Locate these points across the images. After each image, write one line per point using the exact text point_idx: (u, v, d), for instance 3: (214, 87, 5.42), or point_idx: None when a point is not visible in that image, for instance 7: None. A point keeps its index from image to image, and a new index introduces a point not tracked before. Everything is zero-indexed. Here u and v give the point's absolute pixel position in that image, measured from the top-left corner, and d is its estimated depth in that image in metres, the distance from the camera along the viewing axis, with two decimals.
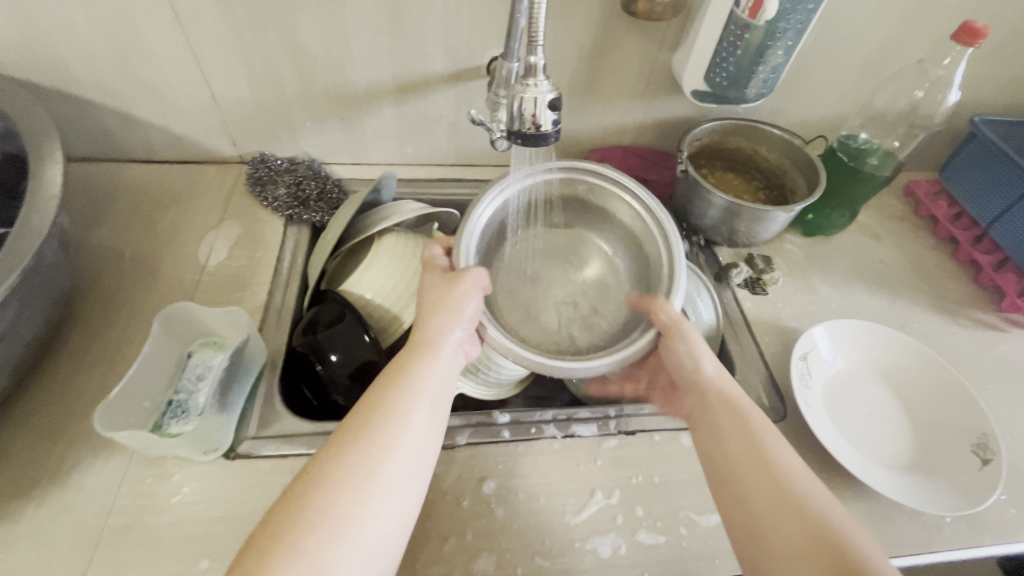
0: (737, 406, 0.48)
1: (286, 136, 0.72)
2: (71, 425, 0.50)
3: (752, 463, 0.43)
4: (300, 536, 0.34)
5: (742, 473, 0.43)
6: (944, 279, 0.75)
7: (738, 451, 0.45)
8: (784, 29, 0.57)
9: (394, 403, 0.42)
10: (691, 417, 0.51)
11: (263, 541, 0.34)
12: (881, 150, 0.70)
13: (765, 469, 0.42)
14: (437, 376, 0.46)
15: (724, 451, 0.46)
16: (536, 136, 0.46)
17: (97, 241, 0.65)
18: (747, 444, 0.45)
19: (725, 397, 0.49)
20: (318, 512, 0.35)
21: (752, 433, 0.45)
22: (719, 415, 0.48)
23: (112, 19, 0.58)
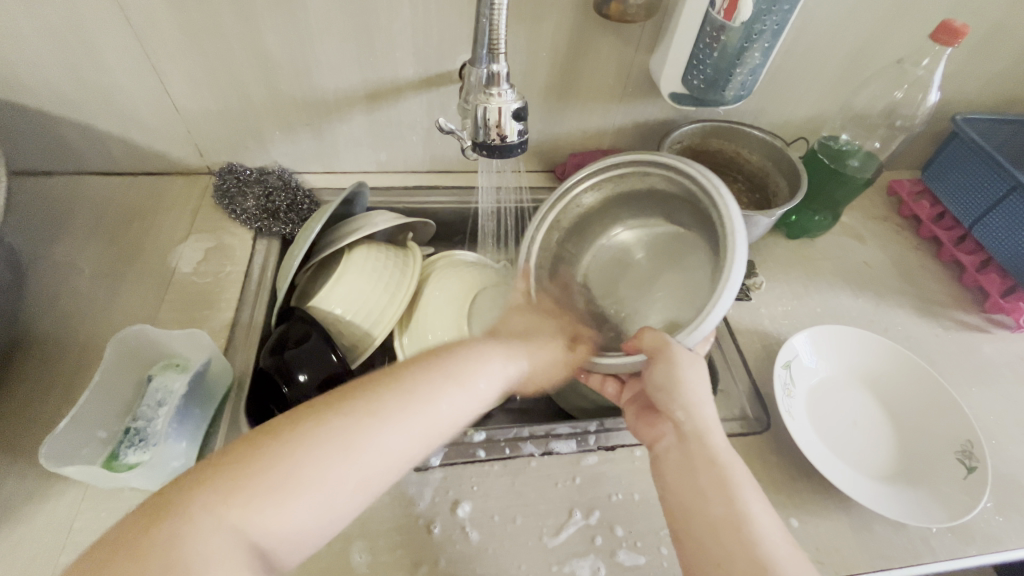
0: (719, 460, 0.42)
1: (255, 145, 0.69)
2: (22, 457, 0.48)
3: (726, 536, 0.38)
4: (271, 467, 0.33)
5: (713, 547, 0.38)
6: (928, 280, 0.74)
7: (709, 516, 0.40)
8: (760, 30, 0.55)
9: (421, 382, 0.40)
10: (657, 448, 0.46)
11: (242, 453, 0.33)
12: (862, 151, 0.69)
13: (740, 545, 0.38)
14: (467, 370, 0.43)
15: (695, 514, 0.40)
16: (501, 148, 0.45)
17: (55, 258, 0.62)
18: (724, 513, 0.39)
19: (709, 450, 0.43)
20: (299, 451, 0.34)
21: (732, 501, 0.40)
22: (696, 467, 0.42)
23: (61, 28, 0.55)
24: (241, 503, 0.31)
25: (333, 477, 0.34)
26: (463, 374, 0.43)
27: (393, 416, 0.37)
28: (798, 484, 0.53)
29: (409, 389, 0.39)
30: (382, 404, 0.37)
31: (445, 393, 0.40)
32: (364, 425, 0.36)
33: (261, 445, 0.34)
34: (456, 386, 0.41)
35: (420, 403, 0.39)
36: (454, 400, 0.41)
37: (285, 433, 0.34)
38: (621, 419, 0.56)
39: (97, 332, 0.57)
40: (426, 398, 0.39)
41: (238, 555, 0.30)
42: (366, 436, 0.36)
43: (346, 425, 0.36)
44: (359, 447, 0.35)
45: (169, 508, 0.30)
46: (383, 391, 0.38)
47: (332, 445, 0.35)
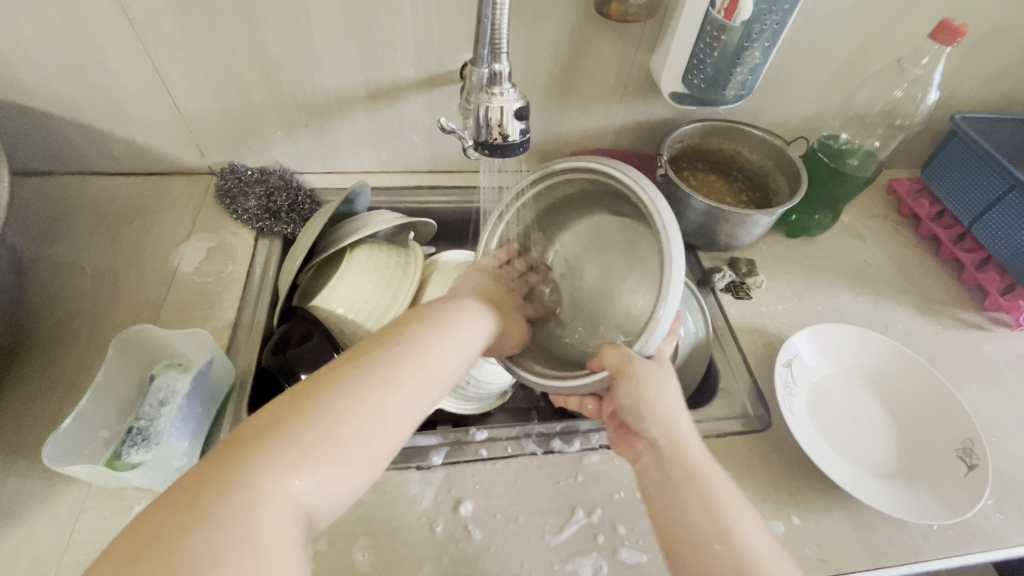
0: (697, 469, 0.42)
1: (256, 145, 0.69)
2: (25, 456, 0.48)
3: (713, 546, 0.38)
4: (299, 429, 0.34)
5: (701, 557, 0.38)
6: (928, 278, 0.74)
7: (694, 524, 0.39)
8: (761, 29, 0.56)
9: (420, 342, 0.43)
10: (640, 466, 0.45)
11: (267, 424, 0.35)
12: (862, 150, 0.70)
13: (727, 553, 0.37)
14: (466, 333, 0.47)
15: (680, 525, 0.40)
16: (504, 147, 0.45)
17: (57, 258, 0.62)
18: (708, 521, 0.39)
19: (687, 457, 0.43)
20: (323, 411, 0.36)
21: (715, 508, 0.40)
22: (676, 477, 0.42)
23: (63, 29, 0.55)
24: (278, 471, 0.33)
25: (362, 439, 0.36)
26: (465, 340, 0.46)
27: (412, 378, 0.40)
28: (799, 482, 0.53)
29: (411, 348, 0.42)
30: (390, 362, 0.40)
31: (443, 348, 0.44)
32: (387, 385, 0.39)
33: (289, 415, 0.35)
34: (461, 348, 0.45)
35: (422, 358, 0.42)
36: (451, 355, 0.44)
37: (312, 398, 0.36)
38: None
39: (99, 331, 0.57)
40: (435, 357, 0.43)
41: (283, 517, 0.32)
42: (389, 393, 0.38)
43: (365, 393, 0.37)
44: (384, 408, 0.38)
45: (203, 488, 0.31)
46: (397, 355, 0.41)
47: (351, 402, 0.37)
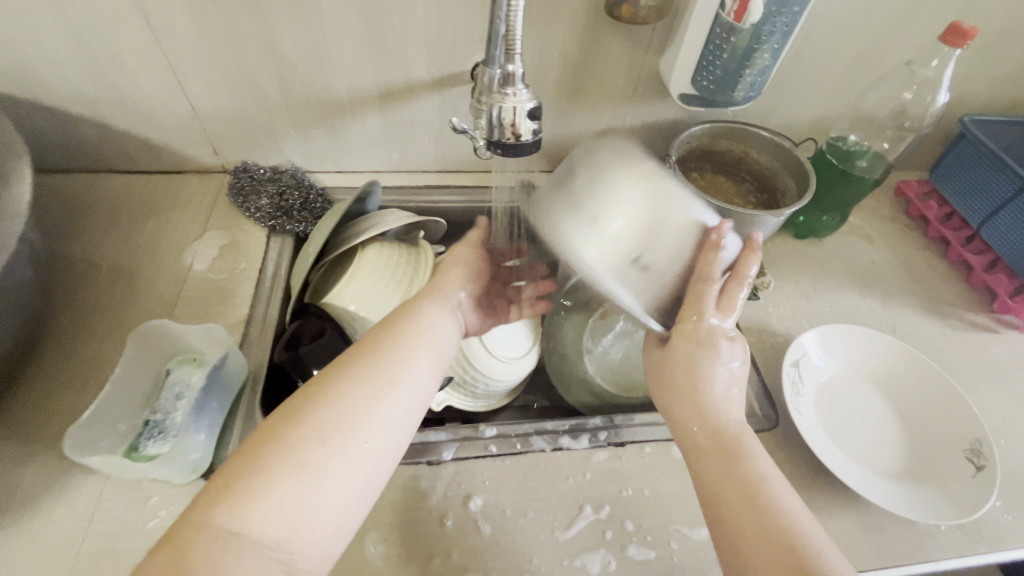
0: (730, 437, 0.42)
1: (269, 144, 0.70)
2: (45, 448, 0.49)
3: (747, 511, 0.38)
4: (265, 469, 0.35)
5: (736, 524, 0.37)
6: (936, 280, 0.74)
7: (731, 493, 0.39)
8: (769, 32, 0.56)
9: (387, 359, 0.43)
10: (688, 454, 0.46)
11: (235, 468, 0.35)
12: (870, 152, 0.70)
13: (761, 518, 0.37)
14: (427, 334, 0.46)
15: (717, 497, 0.39)
16: (515, 146, 0.46)
17: (74, 255, 0.63)
18: (742, 488, 0.39)
19: (716, 429, 0.43)
20: (287, 448, 0.36)
21: (747, 477, 0.40)
22: (706, 449, 0.42)
23: (83, 29, 0.56)
24: (249, 518, 0.33)
25: (332, 464, 0.37)
26: (431, 338, 0.46)
27: (373, 395, 0.40)
28: (807, 482, 0.54)
29: (379, 369, 0.42)
30: (356, 387, 0.40)
31: (413, 363, 0.44)
32: (344, 410, 0.39)
33: (247, 465, 0.35)
34: (421, 349, 0.45)
35: (391, 377, 0.42)
36: (422, 367, 0.44)
37: (270, 443, 0.36)
38: (631, 415, 0.57)
39: (116, 326, 0.58)
40: (397, 368, 0.43)
41: (257, 558, 0.32)
42: (345, 414, 0.39)
43: (332, 421, 0.38)
44: (347, 432, 0.38)
45: (179, 539, 0.32)
46: (352, 376, 0.41)
47: (316, 436, 0.37)
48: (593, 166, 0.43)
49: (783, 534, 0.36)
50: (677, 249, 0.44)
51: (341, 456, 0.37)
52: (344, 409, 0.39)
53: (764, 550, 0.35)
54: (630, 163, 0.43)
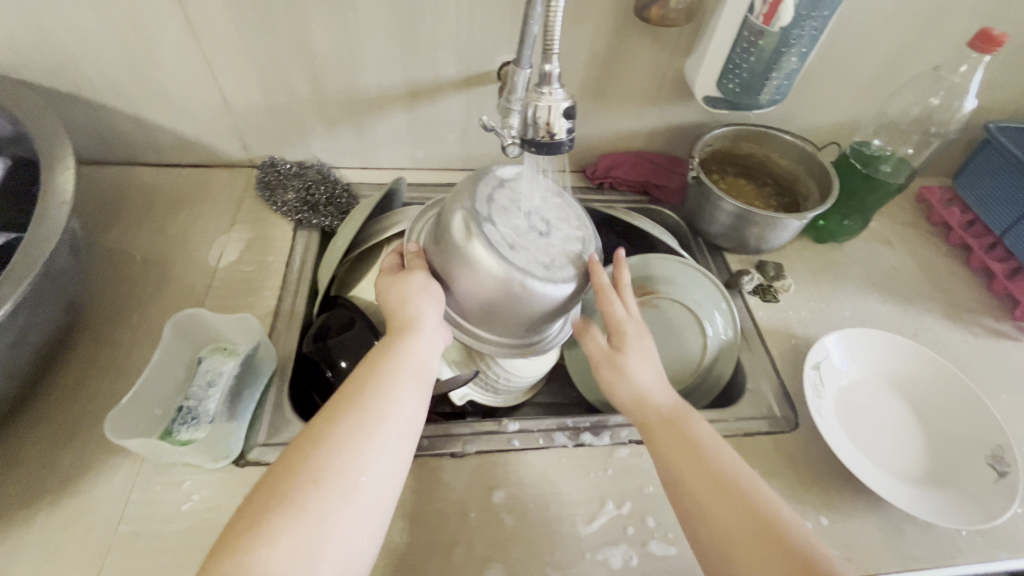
0: (678, 419, 0.44)
1: (297, 140, 0.72)
2: (82, 431, 0.50)
3: (713, 492, 0.39)
4: (267, 522, 0.32)
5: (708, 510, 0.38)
6: (957, 286, 0.74)
7: (695, 477, 0.40)
8: (798, 35, 0.56)
9: (379, 394, 0.40)
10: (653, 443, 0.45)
11: (236, 530, 0.32)
12: (895, 157, 0.70)
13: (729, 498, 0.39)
14: (413, 362, 0.43)
15: (684, 482, 0.40)
16: (549, 145, 0.45)
17: (107, 244, 0.65)
18: (706, 469, 0.40)
19: (663, 411, 0.45)
20: (287, 498, 0.33)
21: (708, 458, 0.41)
22: (662, 433, 0.44)
23: (125, 24, 0.58)
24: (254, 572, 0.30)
25: (334, 504, 0.34)
26: (418, 368, 0.43)
27: (366, 432, 0.37)
28: (827, 484, 0.54)
29: (370, 406, 0.39)
30: (351, 426, 0.37)
31: (404, 393, 0.41)
32: (338, 451, 0.36)
33: (246, 520, 0.32)
34: (408, 375, 0.42)
35: (384, 411, 0.39)
36: (413, 397, 0.41)
37: (265, 496, 0.33)
38: None
39: (149, 315, 0.59)
40: (385, 399, 0.39)
41: None
42: (341, 453, 0.36)
43: (331, 464, 0.35)
44: (345, 475, 0.35)
45: None
46: (338, 416, 0.38)
47: (314, 481, 0.34)
48: (467, 270, 0.46)
49: (751, 511, 0.38)
50: (549, 318, 0.50)
51: (343, 495, 0.34)
52: (338, 450, 0.36)
53: (738, 532, 0.37)
54: (498, 270, 0.45)
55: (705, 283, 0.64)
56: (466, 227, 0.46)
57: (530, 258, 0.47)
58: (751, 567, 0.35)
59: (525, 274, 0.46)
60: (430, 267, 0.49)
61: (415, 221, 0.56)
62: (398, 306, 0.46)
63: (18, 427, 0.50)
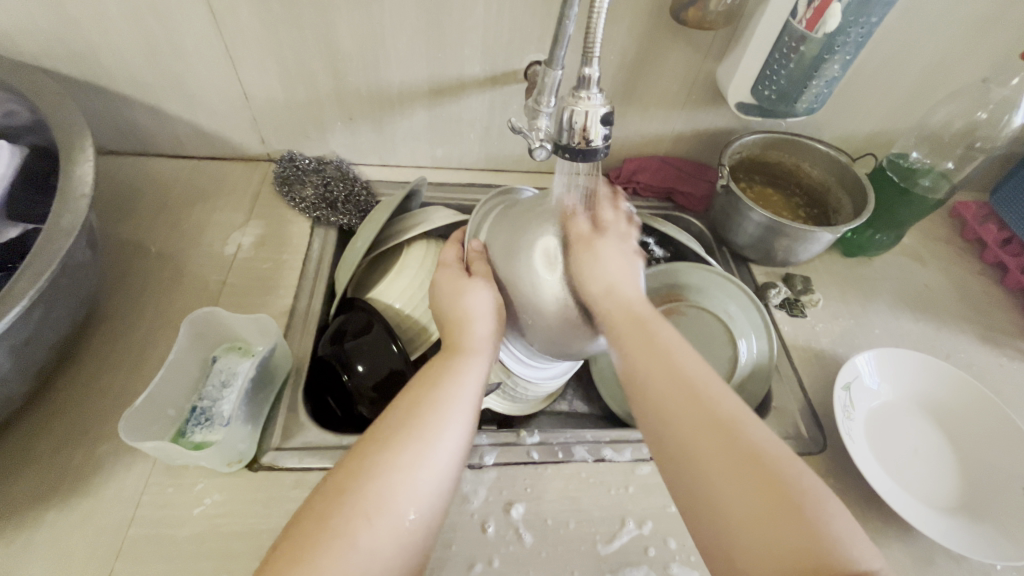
0: (648, 321, 0.43)
1: (316, 135, 0.70)
2: (94, 429, 0.49)
3: (678, 397, 0.38)
4: (312, 545, 0.33)
5: (661, 402, 0.39)
6: (991, 306, 0.71)
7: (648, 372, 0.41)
8: (843, 42, 0.54)
9: (424, 418, 0.39)
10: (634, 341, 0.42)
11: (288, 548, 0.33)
12: (934, 171, 0.68)
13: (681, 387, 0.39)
14: (463, 387, 0.42)
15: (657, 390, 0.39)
16: (584, 152, 0.43)
17: (122, 236, 0.64)
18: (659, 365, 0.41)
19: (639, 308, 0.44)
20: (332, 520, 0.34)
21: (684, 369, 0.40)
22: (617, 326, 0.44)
23: (148, 15, 0.56)
24: None
25: (382, 537, 0.34)
26: (465, 398, 0.42)
27: (407, 458, 0.37)
28: (855, 511, 0.52)
29: (415, 430, 0.38)
30: (393, 449, 0.37)
31: (449, 420, 0.40)
32: (390, 481, 0.36)
33: (296, 547, 0.33)
34: (460, 406, 0.41)
35: (427, 436, 0.38)
36: (457, 423, 0.40)
37: (319, 522, 0.34)
38: None
39: (164, 310, 0.58)
40: (438, 428, 0.39)
41: None
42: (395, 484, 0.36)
43: (371, 487, 0.35)
44: (383, 499, 0.35)
45: None
46: (383, 439, 0.38)
47: (354, 504, 0.35)
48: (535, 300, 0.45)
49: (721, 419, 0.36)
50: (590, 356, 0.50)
51: (381, 522, 0.34)
52: (380, 476, 0.36)
53: (702, 427, 0.36)
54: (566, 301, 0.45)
55: (738, 295, 0.62)
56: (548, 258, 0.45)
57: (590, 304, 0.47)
58: (716, 469, 0.34)
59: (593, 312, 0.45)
60: (493, 273, 0.48)
61: (488, 209, 0.53)
62: (462, 314, 0.47)
63: (31, 422, 0.49)
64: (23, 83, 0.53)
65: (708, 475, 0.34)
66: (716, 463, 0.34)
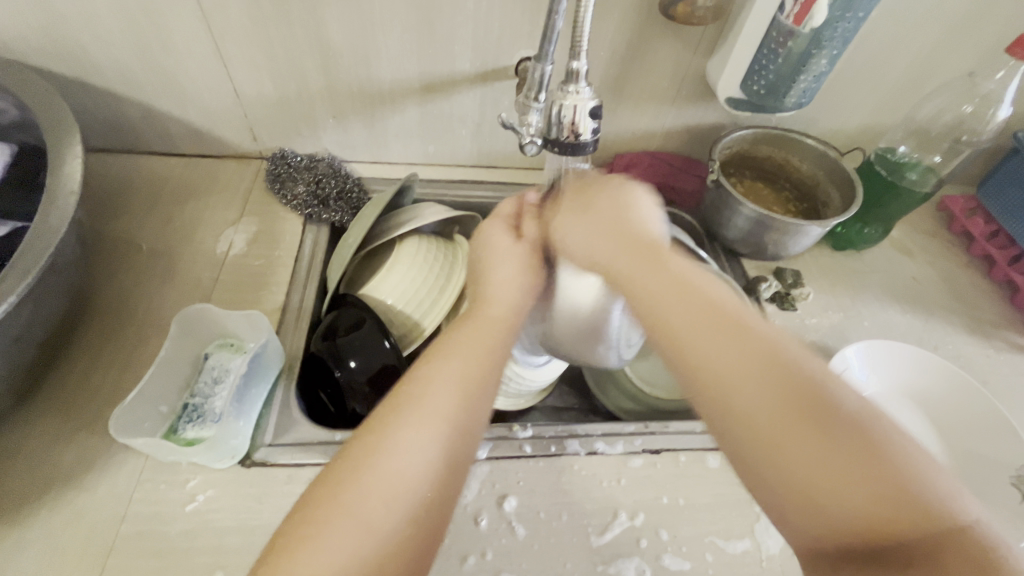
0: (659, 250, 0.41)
1: (308, 132, 0.70)
2: (86, 427, 0.49)
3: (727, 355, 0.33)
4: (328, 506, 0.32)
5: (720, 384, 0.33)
6: (978, 298, 0.72)
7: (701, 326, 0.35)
8: (830, 37, 0.55)
9: (435, 382, 0.38)
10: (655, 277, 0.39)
11: (301, 527, 0.32)
12: (921, 165, 0.69)
13: (752, 349, 0.33)
14: (473, 357, 0.41)
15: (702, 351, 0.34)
16: (573, 146, 0.45)
17: (113, 234, 0.64)
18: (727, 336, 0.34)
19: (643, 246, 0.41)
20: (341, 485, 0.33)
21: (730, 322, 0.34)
22: (645, 274, 0.39)
23: (135, 12, 0.56)
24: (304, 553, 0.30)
25: (394, 511, 0.32)
26: (468, 366, 0.40)
27: (416, 420, 0.36)
28: None
29: (426, 392, 0.38)
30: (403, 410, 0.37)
31: (458, 378, 0.39)
32: (399, 438, 0.35)
33: (292, 545, 0.31)
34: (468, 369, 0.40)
35: (435, 396, 0.37)
36: (470, 380, 0.39)
37: (334, 483, 0.33)
38: (666, 423, 0.56)
39: (155, 308, 0.58)
40: (448, 390, 0.38)
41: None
42: (405, 453, 0.34)
43: (379, 450, 0.34)
44: (391, 459, 0.34)
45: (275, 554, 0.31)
46: (392, 404, 0.37)
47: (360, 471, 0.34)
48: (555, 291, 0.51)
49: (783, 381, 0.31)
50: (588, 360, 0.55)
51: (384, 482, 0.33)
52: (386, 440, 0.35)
53: (762, 396, 0.31)
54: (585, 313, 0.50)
55: None
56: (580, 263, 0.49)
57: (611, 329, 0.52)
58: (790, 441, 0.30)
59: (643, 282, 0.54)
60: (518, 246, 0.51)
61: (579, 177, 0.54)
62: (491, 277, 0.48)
63: (21, 420, 0.49)
64: (11, 80, 0.53)
65: (789, 448, 0.30)
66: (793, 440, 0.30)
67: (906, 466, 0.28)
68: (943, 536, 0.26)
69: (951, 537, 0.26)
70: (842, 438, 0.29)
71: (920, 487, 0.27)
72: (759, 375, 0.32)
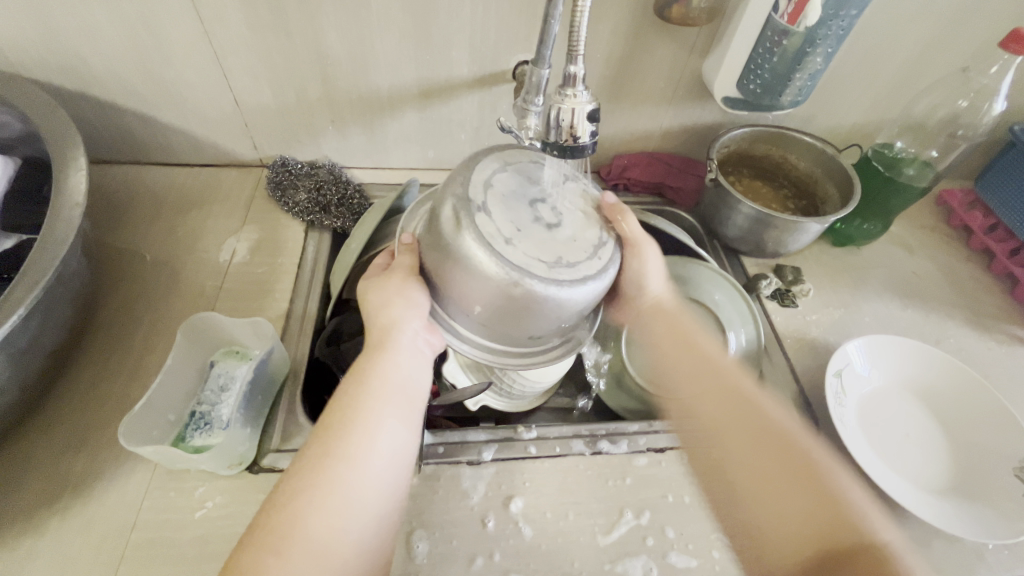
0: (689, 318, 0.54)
1: (308, 139, 0.71)
2: (94, 437, 0.49)
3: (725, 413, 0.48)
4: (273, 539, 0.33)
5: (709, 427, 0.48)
6: (978, 292, 0.72)
7: (699, 391, 0.50)
8: (824, 35, 0.55)
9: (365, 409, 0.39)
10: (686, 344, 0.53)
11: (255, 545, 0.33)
12: (918, 161, 0.69)
13: (736, 408, 0.48)
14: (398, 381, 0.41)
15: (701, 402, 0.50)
16: (573, 148, 0.44)
17: (117, 244, 0.64)
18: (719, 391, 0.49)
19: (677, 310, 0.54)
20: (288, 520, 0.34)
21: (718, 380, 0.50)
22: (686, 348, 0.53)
23: (136, 24, 0.57)
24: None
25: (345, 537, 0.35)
26: (400, 390, 0.41)
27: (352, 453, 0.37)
28: None
29: (361, 419, 0.38)
30: (338, 440, 0.37)
31: (388, 405, 0.40)
32: (341, 469, 0.36)
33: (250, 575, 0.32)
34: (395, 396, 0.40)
35: (371, 425, 0.38)
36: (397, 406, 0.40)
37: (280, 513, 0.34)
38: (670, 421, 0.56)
39: (160, 317, 0.58)
40: (380, 420, 0.39)
41: None
42: (349, 484, 0.36)
43: (319, 484, 0.35)
44: (337, 492, 0.35)
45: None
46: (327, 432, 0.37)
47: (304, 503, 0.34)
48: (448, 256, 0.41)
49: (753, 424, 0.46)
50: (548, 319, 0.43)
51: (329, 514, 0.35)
52: (326, 472, 0.36)
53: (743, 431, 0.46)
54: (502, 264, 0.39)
55: (727, 287, 0.63)
56: (455, 218, 0.41)
57: (533, 252, 0.41)
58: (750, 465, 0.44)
59: (537, 199, 0.44)
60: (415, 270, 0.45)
61: (474, 163, 0.45)
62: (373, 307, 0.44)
63: (30, 431, 0.49)
64: (15, 93, 0.53)
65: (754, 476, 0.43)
66: (748, 458, 0.44)
67: (837, 493, 0.40)
68: (861, 550, 0.36)
69: (864, 551, 0.36)
70: (787, 459, 0.43)
71: (854, 514, 0.38)
72: (740, 418, 0.47)
